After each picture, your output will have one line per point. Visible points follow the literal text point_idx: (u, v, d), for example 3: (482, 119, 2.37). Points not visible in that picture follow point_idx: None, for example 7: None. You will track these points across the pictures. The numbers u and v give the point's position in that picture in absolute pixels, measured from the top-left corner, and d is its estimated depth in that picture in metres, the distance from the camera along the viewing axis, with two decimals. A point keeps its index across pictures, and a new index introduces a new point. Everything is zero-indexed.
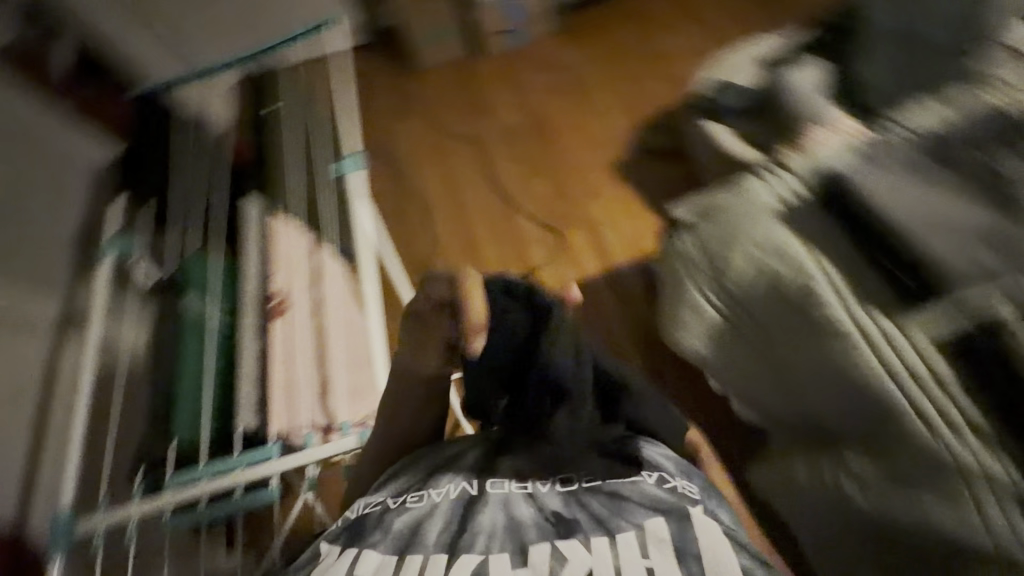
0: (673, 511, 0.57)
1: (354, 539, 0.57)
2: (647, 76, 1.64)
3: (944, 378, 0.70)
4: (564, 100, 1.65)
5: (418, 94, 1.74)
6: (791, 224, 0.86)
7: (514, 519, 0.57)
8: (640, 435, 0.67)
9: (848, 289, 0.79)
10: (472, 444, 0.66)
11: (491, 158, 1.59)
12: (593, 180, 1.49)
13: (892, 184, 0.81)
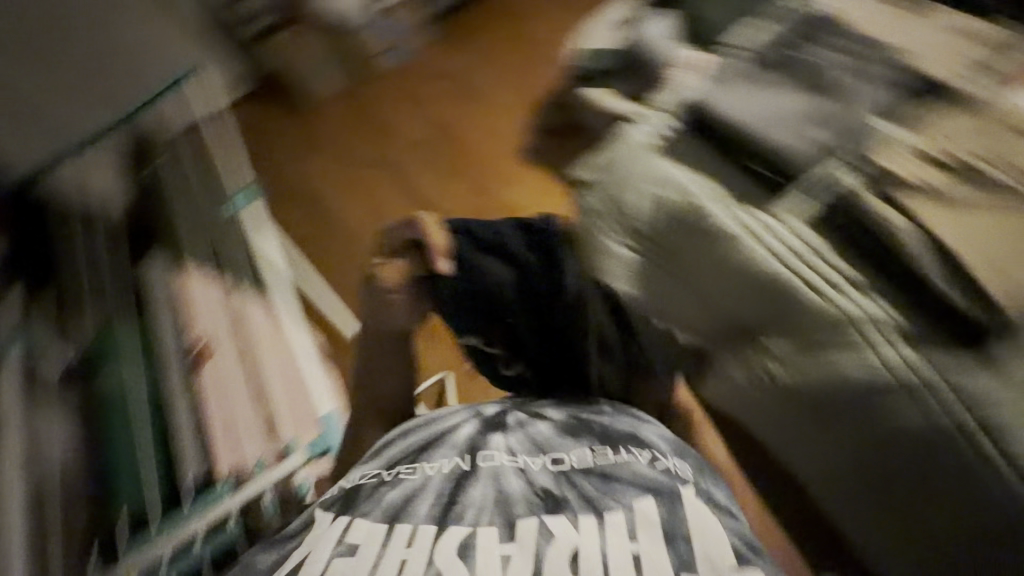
0: (665, 493, 0.56)
1: (348, 508, 0.57)
2: (530, 63, 1.77)
3: (823, 255, 0.77)
4: (460, 103, 1.75)
5: (322, 126, 1.76)
6: (669, 154, 0.94)
7: (503, 494, 0.55)
8: (636, 417, 0.67)
9: (728, 196, 0.86)
10: (466, 422, 0.65)
11: (405, 173, 1.66)
12: (507, 176, 1.61)
13: (740, 95, 0.87)
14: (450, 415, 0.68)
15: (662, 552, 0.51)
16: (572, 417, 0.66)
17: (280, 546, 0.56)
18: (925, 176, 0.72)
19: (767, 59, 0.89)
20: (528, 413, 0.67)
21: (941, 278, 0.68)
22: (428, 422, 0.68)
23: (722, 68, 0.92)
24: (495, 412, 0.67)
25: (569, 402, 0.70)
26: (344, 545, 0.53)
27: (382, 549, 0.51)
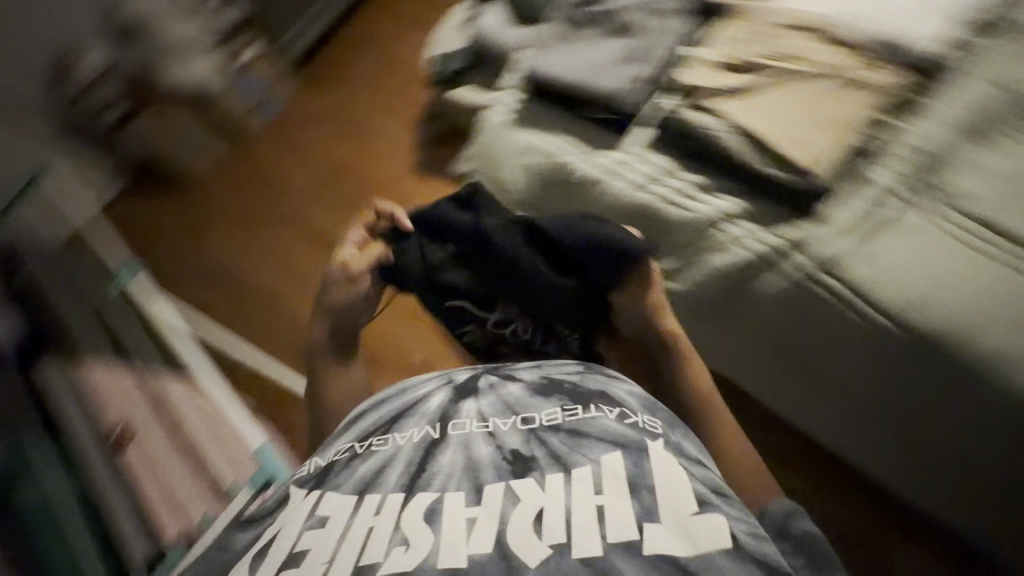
0: (631, 446, 0.54)
1: (321, 482, 0.58)
2: (394, 82, 1.81)
3: (673, 175, 0.87)
4: (341, 137, 1.77)
5: (216, 199, 1.75)
6: (526, 126, 1.01)
7: (471, 458, 0.55)
8: (606, 374, 0.65)
9: (584, 148, 0.95)
10: (438, 390, 0.66)
11: (307, 221, 1.67)
12: (405, 198, 1.63)
13: (565, 57, 0.95)
14: (423, 384, 0.69)
15: (627, 504, 0.49)
16: (543, 378, 0.66)
17: (255, 527, 0.58)
18: (724, 80, 0.83)
19: (584, 17, 0.96)
20: (501, 377, 0.67)
21: (760, 159, 0.79)
22: (401, 391, 0.69)
23: (549, 36, 0.99)
24: (467, 378, 0.68)
25: (544, 365, 0.70)
26: (316, 517, 0.53)
27: (351, 518, 0.51)
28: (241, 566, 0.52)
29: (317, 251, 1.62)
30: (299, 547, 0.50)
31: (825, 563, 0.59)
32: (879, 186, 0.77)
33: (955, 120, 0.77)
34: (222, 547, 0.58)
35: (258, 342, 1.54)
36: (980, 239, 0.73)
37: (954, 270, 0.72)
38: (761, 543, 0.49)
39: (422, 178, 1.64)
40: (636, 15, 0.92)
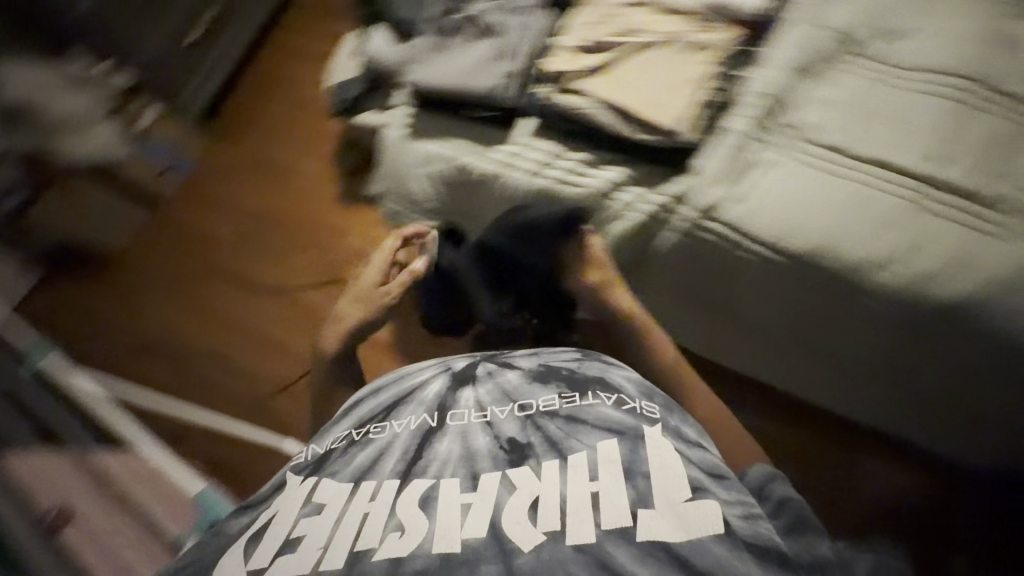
0: (628, 433, 0.62)
1: (317, 469, 0.66)
2: (301, 118, 1.80)
3: (563, 158, 0.92)
4: (261, 182, 1.75)
5: (150, 258, 1.70)
6: (420, 137, 1.06)
7: (470, 447, 0.64)
8: (604, 362, 0.75)
9: (477, 147, 1.00)
10: (437, 377, 0.76)
11: (243, 272, 1.65)
12: (333, 232, 1.63)
13: (441, 65, 0.99)
14: (422, 371, 0.79)
15: (624, 488, 0.57)
16: (542, 366, 0.75)
17: (250, 511, 0.64)
18: (582, 62, 0.88)
19: (454, 24, 1.00)
20: (500, 366, 0.77)
21: (630, 126, 0.85)
22: (400, 378, 0.79)
23: (424, 47, 1.02)
24: (466, 365, 0.78)
25: (541, 354, 0.79)
26: (313, 504, 0.60)
27: (348, 505, 0.59)
28: (239, 544, 0.57)
29: (258, 299, 1.61)
30: (294, 533, 0.57)
31: (803, 528, 0.61)
32: (738, 132, 0.85)
33: (791, 63, 0.86)
34: (217, 532, 0.62)
35: (212, 402, 1.51)
36: (915, 199, 0.78)
37: (893, 223, 0.77)
38: (752, 522, 0.55)
39: (348, 208, 1.64)
40: (496, 16, 0.96)
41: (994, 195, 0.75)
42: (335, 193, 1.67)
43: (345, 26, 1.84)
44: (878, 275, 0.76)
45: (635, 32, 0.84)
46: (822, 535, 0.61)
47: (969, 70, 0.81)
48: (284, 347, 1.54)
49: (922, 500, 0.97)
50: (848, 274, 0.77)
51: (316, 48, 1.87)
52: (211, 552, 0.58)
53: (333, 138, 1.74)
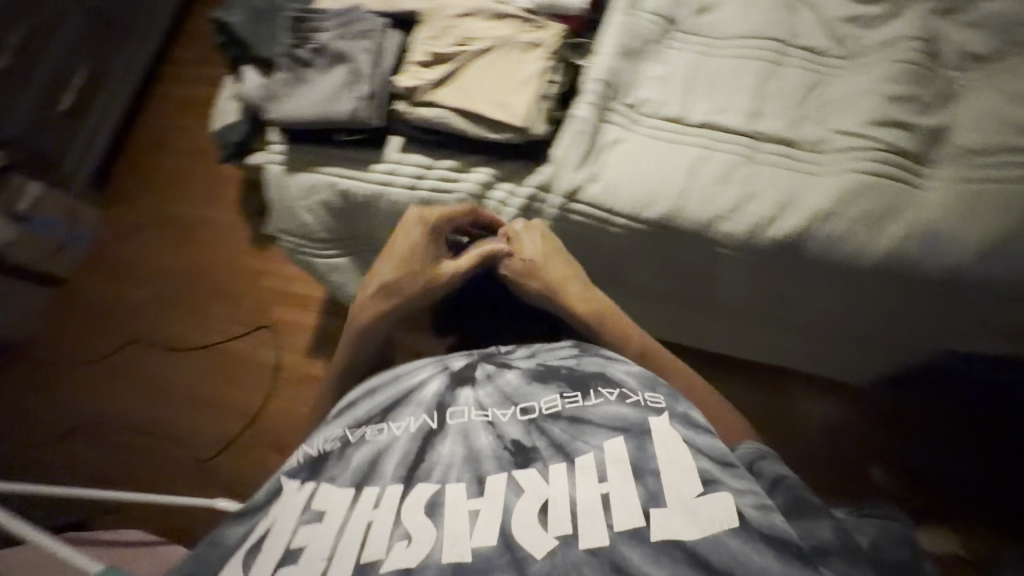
0: (634, 430, 0.60)
1: (315, 474, 0.64)
2: (193, 170, 1.74)
3: (436, 166, 0.96)
4: (166, 242, 1.69)
5: (78, 339, 1.63)
6: (298, 169, 1.06)
7: (472, 449, 0.63)
8: (605, 354, 0.70)
9: (356, 170, 1.02)
10: (434, 376, 0.72)
11: (165, 338, 1.59)
12: (249, 277, 1.60)
13: (299, 98, 0.99)
14: (418, 369, 0.73)
15: (633, 485, 0.56)
16: (540, 364, 0.71)
17: (250, 518, 0.62)
18: (426, 76, 0.91)
19: (308, 55, 1.00)
20: (498, 365, 0.72)
21: (483, 128, 0.88)
22: (393, 377, 0.73)
23: (284, 81, 1.01)
24: (463, 364, 0.73)
25: (537, 348, 0.75)
26: (315, 511, 0.60)
27: (354, 511, 0.59)
28: (243, 554, 0.57)
29: (186, 363, 1.55)
30: (297, 543, 0.57)
31: (804, 511, 0.56)
32: (586, 118, 0.90)
33: (619, 47, 0.92)
34: (214, 542, 0.60)
35: (158, 479, 1.45)
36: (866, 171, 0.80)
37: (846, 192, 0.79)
38: (766, 510, 0.52)
39: (259, 252, 1.61)
40: (342, 43, 0.97)
41: (814, 139, 0.84)
42: (243, 240, 1.64)
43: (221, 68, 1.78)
44: (721, 227, 0.84)
45: (472, 40, 0.89)
46: (822, 514, 0.56)
47: (778, 34, 0.91)
48: (222, 406, 1.49)
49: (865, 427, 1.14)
50: (697, 230, 0.85)
51: (194, 95, 1.81)
52: (217, 557, 0.58)
53: (230, 185, 1.70)
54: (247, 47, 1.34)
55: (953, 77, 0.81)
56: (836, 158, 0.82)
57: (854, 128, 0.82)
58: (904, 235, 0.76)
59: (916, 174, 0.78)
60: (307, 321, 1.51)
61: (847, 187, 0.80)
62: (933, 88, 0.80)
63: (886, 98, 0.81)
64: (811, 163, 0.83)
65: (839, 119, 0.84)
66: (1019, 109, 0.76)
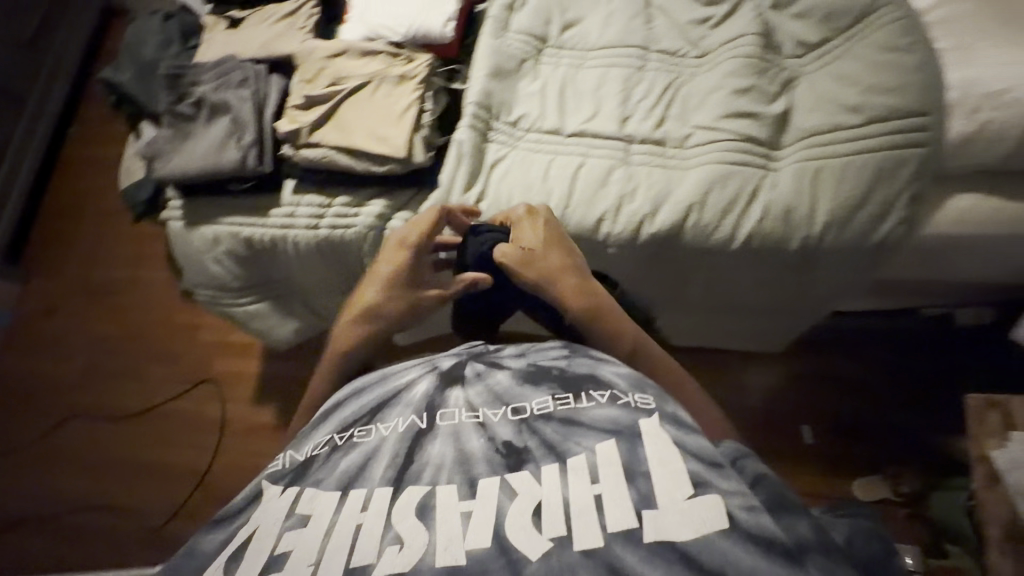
0: (623, 432, 0.50)
1: (299, 477, 0.52)
2: (109, 232, 1.69)
3: (331, 204, 0.97)
4: (90, 310, 1.63)
5: (15, 423, 1.55)
6: (198, 223, 1.06)
7: (464, 450, 0.52)
8: (596, 354, 0.60)
9: (255, 217, 1.02)
10: (421, 377, 0.60)
11: (100, 409, 1.53)
12: (185, 334, 1.56)
13: (186, 152, 0.99)
14: (406, 369, 0.62)
15: (623, 488, 0.46)
16: (531, 364, 0.60)
17: (226, 526, 0.50)
18: (302, 119, 0.92)
19: (188, 109, 1.00)
20: (487, 364, 0.61)
21: (366, 162, 0.91)
22: (380, 377, 0.62)
23: (169, 138, 1.01)
24: (452, 363, 0.62)
25: (529, 346, 0.64)
26: (297, 516, 0.48)
27: (337, 515, 0.48)
28: (217, 564, 0.45)
29: (127, 432, 1.49)
30: (281, 547, 0.46)
31: (788, 509, 0.46)
32: (466, 140, 0.93)
33: (490, 70, 0.97)
34: (188, 551, 0.48)
35: (109, 558, 1.38)
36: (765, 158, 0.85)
37: (746, 180, 0.84)
38: (758, 513, 0.43)
39: (188, 308, 1.58)
40: (221, 94, 0.98)
41: (680, 136, 0.90)
42: (170, 297, 1.60)
43: (123, 125, 1.74)
44: (605, 227, 0.89)
45: (343, 80, 0.92)
46: (803, 512, 0.46)
47: (637, 41, 0.97)
48: (169, 471, 1.44)
49: (816, 393, 1.20)
50: (586, 233, 0.89)
51: (101, 156, 1.76)
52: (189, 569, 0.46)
53: (149, 243, 1.67)
54: (139, 105, 1.32)
55: (786, 64, 0.89)
56: (699, 151, 0.88)
57: (710, 122, 0.88)
58: (760, 217, 0.83)
59: (769, 158, 0.85)
60: (247, 371, 1.49)
61: (712, 176, 0.85)
62: (771, 77, 0.88)
63: (731, 91, 0.88)
64: (679, 160, 0.90)
65: (697, 114, 0.90)
66: (849, 90, 0.82)
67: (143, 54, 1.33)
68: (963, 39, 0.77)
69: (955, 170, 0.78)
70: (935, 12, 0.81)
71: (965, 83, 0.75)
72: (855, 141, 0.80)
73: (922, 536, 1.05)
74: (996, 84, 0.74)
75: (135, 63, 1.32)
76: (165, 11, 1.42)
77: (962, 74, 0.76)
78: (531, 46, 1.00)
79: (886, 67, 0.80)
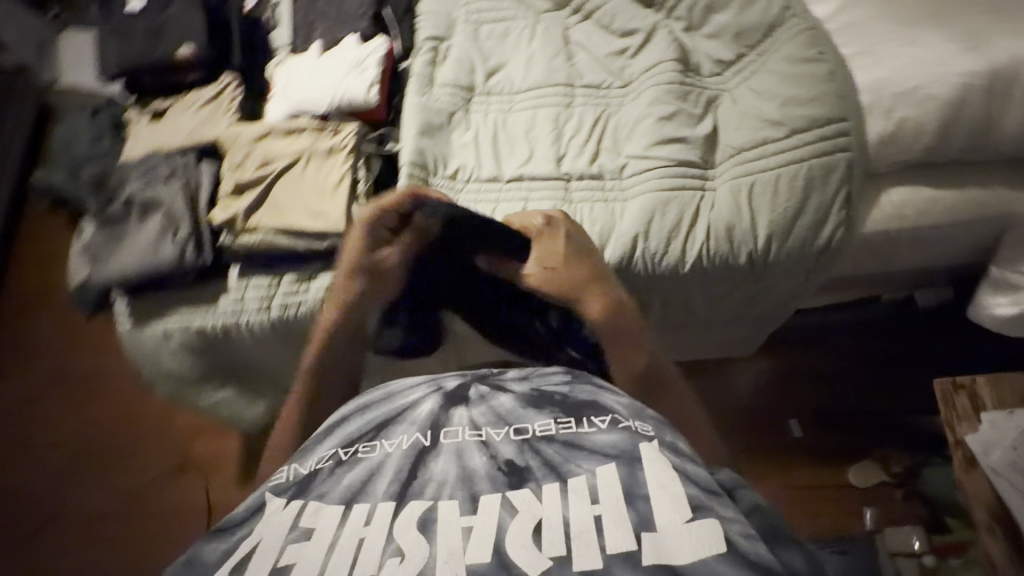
0: (621, 456, 0.48)
1: (302, 491, 0.48)
2: (60, 324, 1.59)
3: (278, 284, 0.94)
4: (46, 406, 1.50)
5: None
6: (143, 321, 1.01)
7: (466, 468, 0.49)
8: (599, 380, 0.58)
9: (202, 306, 0.98)
10: (427, 396, 0.57)
11: (67, 513, 1.36)
12: (157, 419, 1.44)
13: (121, 254, 0.96)
14: (413, 387, 0.59)
15: (622, 510, 0.44)
16: (534, 388, 0.57)
17: (226, 537, 0.46)
18: (236, 206, 0.91)
19: (119, 211, 0.98)
20: (489, 386, 0.58)
21: (306, 239, 0.89)
22: (385, 394, 0.58)
23: (102, 241, 0.98)
24: (457, 381, 0.59)
25: (532, 369, 0.61)
26: (299, 530, 0.45)
27: (342, 529, 0.45)
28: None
29: (99, 535, 1.33)
30: (283, 560, 0.43)
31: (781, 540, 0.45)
32: None
33: (420, 127, 0.97)
34: (183, 564, 0.43)
35: None
36: (701, 179, 0.86)
37: (687, 203, 0.85)
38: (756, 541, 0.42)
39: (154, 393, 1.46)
40: (152, 190, 0.97)
41: (616, 166, 0.90)
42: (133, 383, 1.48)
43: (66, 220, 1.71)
44: None
45: (272, 161, 0.91)
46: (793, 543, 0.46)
47: (561, 79, 0.98)
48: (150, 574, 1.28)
49: (798, 390, 1.19)
50: None
51: (44, 252, 1.69)
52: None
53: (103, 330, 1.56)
54: (75, 203, 1.29)
55: (706, 84, 0.91)
56: (637, 179, 0.88)
57: (643, 150, 0.89)
58: (704, 238, 0.83)
59: (704, 178, 0.86)
60: (229, 454, 1.37)
61: (653, 204, 0.85)
62: (694, 99, 0.89)
63: (657, 118, 0.89)
64: (618, 190, 0.90)
65: (630, 144, 0.90)
66: (770, 104, 0.83)
67: (75, 152, 1.30)
68: (867, 43, 0.79)
69: (883, 168, 0.79)
70: (838, 17, 0.83)
71: (876, 85, 0.77)
72: (784, 152, 0.81)
73: (923, 514, 1.05)
74: (905, 81, 0.76)
75: (67, 163, 1.30)
76: (92, 106, 1.40)
77: (872, 76, 0.78)
78: (458, 97, 1.00)
79: (799, 79, 0.82)
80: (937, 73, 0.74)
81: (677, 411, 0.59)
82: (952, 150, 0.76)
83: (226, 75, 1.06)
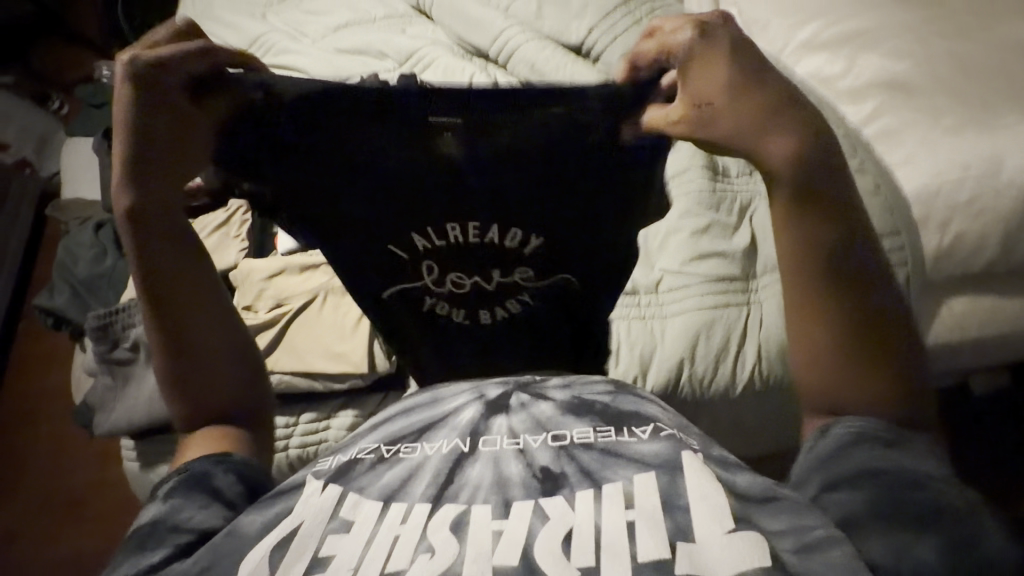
0: (664, 464, 0.44)
1: (342, 479, 0.47)
2: (43, 444, 1.47)
3: (292, 424, 0.85)
4: (26, 542, 1.36)
5: None
6: (150, 468, 0.93)
7: (500, 476, 0.45)
8: (643, 394, 0.54)
9: None
10: (467, 401, 0.53)
11: None
12: None
13: (128, 401, 0.91)
14: (456, 393, 0.55)
15: (657, 519, 0.41)
16: (574, 395, 0.53)
17: (266, 507, 0.47)
18: None
19: (125, 354, 0.93)
20: (528, 393, 0.53)
21: (325, 379, 0.83)
22: (432, 398, 0.56)
23: (108, 388, 0.93)
24: (499, 390, 0.54)
25: (576, 377, 0.57)
26: (339, 520, 0.44)
27: (376, 527, 0.43)
28: (261, 549, 0.43)
29: None
30: (322, 551, 0.42)
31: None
32: None
33: None
34: (150, 521, 0.48)
35: None
36: (744, 293, 0.82)
37: (735, 324, 0.80)
38: (809, 559, 0.40)
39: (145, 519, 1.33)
40: None
41: (651, 282, 0.84)
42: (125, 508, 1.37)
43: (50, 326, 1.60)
44: None
45: (286, 300, 0.87)
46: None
47: None
48: None
49: None
50: None
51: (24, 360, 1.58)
52: (227, 556, 0.43)
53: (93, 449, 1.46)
54: (80, 325, 1.24)
55: (738, 188, 0.88)
56: (674, 297, 0.83)
57: (680, 266, 0.84)
58: (756, 358, 0.80)
59: (748, 293, 0.82)
60: None
61: (700, 324, 0.80)
62: (727, 208, 0.86)
63: (691, 232, 0.85)
64: (655, 308, 0.84)
65: (664, 258, 0.85)
66: None
67: (78, 272, 1.27)
68: (913, 149, 0.75)
69: (938, 280, 0.76)
70: (872, 123, 0.79)
71: (926, 196, 0.73)
72: None
73: None
74: (964, 190, 0.71)
75: (70, 283, 1.26)
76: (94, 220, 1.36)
77: (921, 185, 0.73)
78: None
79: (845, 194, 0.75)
80: (991, 186, 0.71)
81: (838, 387, 0.52)
82: (1013, 262, 0.74)
83: (235, 200, 1.03)
